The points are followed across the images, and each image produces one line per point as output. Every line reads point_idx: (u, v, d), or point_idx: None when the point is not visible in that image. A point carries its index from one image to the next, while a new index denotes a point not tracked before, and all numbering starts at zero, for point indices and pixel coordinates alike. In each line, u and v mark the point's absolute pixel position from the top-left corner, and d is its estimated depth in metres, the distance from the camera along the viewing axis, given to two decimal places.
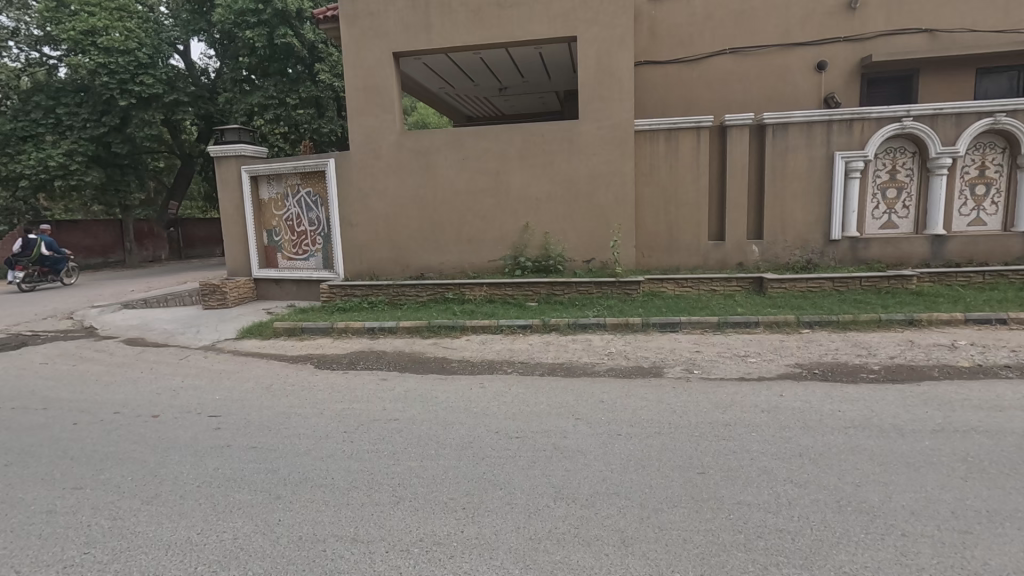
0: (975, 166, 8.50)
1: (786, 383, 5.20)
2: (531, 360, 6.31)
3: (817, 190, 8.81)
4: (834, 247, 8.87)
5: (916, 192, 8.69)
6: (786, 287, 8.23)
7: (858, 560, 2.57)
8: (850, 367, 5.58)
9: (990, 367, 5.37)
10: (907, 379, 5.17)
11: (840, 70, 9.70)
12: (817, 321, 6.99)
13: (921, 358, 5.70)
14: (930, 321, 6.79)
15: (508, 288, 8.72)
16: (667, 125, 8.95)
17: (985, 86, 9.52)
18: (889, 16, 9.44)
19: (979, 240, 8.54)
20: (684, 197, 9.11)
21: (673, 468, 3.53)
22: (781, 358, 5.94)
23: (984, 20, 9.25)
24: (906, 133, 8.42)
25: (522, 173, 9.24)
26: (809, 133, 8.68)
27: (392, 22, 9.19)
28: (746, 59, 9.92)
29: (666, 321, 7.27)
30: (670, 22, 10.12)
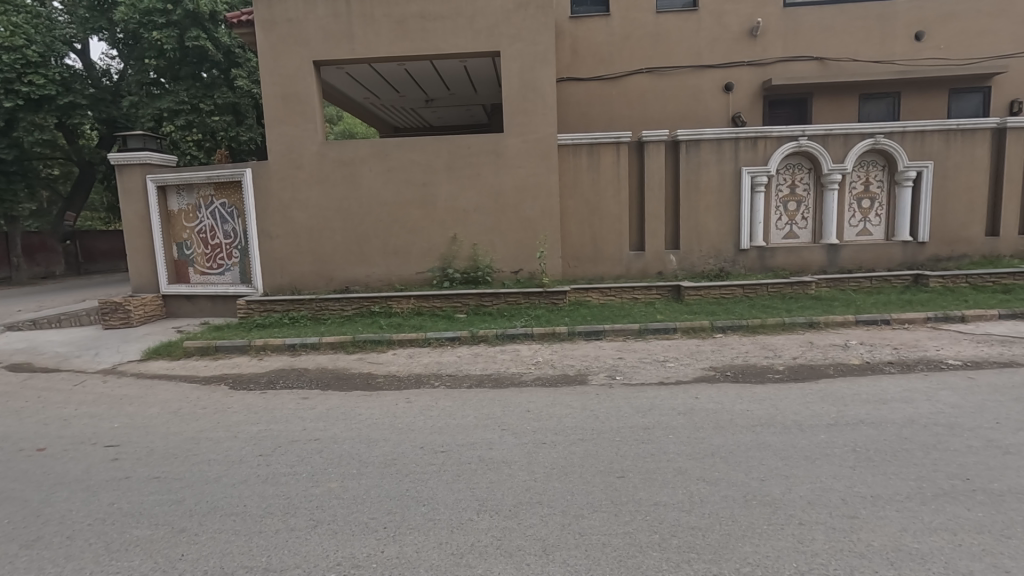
0: (861, 181, 9.38)
1: (701, 385, 5.49)
2: (459, 372, 6.29)
3: (727, 202, 9.41)
4: (744, 256, 9.50)
5: (813, 205, 9.48)
6: (702, 294, 8.72)
7: (761, 551, 2.74)
8: (758, 368, 5.98)
9: (877, 363, 5.93)
10: (807, 378, 5.60)
11: (744, 92, 10.46)
12: (729, 326, 7.44)
13: (818, 358, 6.20)
14: (827, 323, 7.40)
15: (436, 300, 8.66)
16: (588, 140, 9.27)
17: (867, 109, 10.52)
18: (785, 44, 10.29)
19: (866, 249, 9.42)
20: (607, 209, 9.44)
21: (595, 474, 3.62)
22: (696, 362, 6.27)
23: (866, 50, 10.26)
24: (802, 152, 9.17)
25: (449, 185, 9.24)
26: (718, 149, 9.26)
27: (311, 30, 8.95)
28: (661, 80, 10.48)
29: (591, 329, 7.49)
30: (590, 41, 10.51)
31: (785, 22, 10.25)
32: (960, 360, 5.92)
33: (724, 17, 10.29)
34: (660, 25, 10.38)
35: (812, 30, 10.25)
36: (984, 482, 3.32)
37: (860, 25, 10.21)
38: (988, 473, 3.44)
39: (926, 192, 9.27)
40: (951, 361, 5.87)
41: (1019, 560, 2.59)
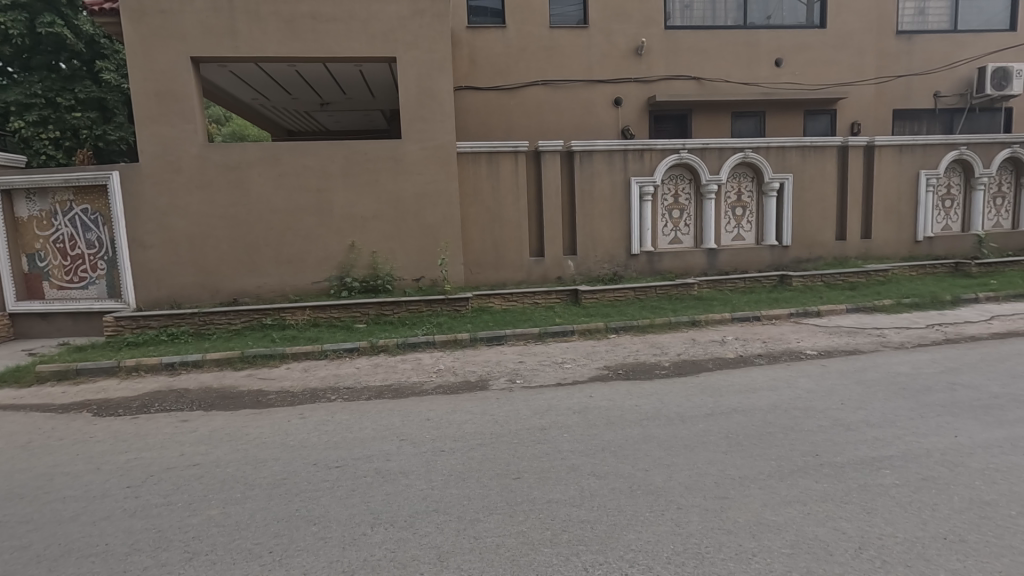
0: (734, 192, 10.33)
1: (596, 384, 5.77)
2: (358, 384, 6.10)
3: (619, 210, 9.95)
4: (635, 260, 10.09)
5: (694, 213, 10.29)
6: (598, 297, 9.16)
7: (643, 537, 2.93)
8: (647, 365, 6.39)
9: (748, 356, 6.57)
10: (690, 372, 6.06)
11: (632, 106, 11.14)
12: (622, 327, 7.87)
13: (700, 353, 6.75)
14: (708, 321, 8.07)
15: (333, 310, 8.35)
16: (487, 149, 9.40)
17: (738, 126, 11.58)
18: (666, 63, 11.10)
19: (740, 252, 10.38)
20: (507, 216, 9.63)
21: (492, 477, 3.68)
22: (592, 362, 6.58)
23: (735, 73, 11.32)
24: (683, 163, 9.94)
25: (346, 191, 8.96)
26: (609, 160, 9.78)
27: (188, 23, 8.32)
28: (555, 92, 10.90)
29: (493, 335, 7.60)
30: (487, 51, 10.69)
31: (667, 43, 11.06)
32: (815, 350, 6.69)
33: (612, 35, 10.91)
34: (554, 39, 10.79)
35: (689, 52, 11.14)
36: (830, 456, 3.79)
37: (730, 50, 11.25)
38: (833, 448, 3.92)
39: (788, 202, 10.38)
40: (808, 351, 6.63)
41: (854, 521, 2.99)
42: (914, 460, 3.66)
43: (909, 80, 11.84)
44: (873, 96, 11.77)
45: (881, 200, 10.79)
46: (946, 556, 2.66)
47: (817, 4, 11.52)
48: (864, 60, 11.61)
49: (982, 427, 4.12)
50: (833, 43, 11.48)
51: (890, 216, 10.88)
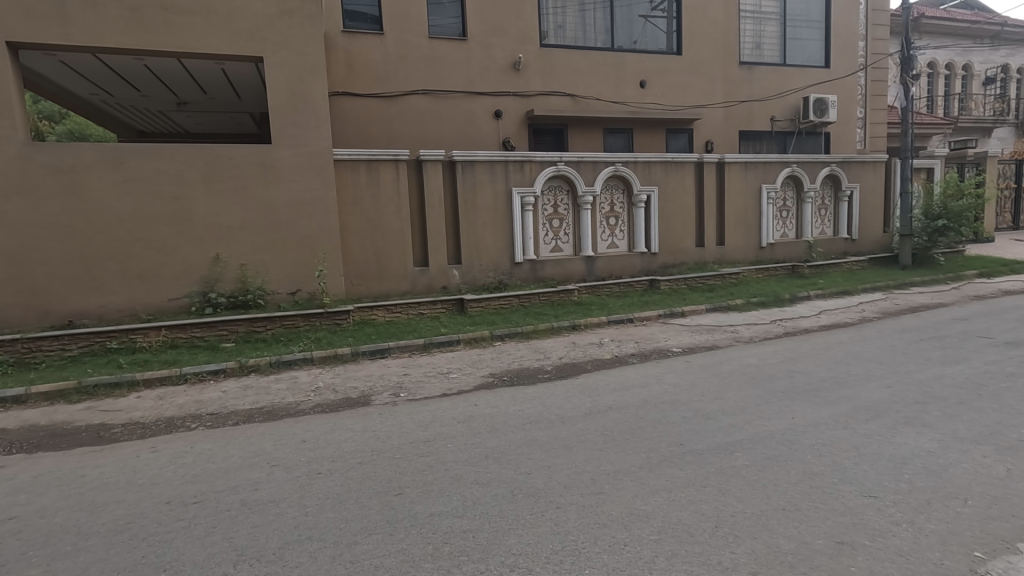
0: (607, 203, 11.00)
1: (482, 392, 5.79)
2: (225, 410, 5.57)
3: (502, 219, 10.15)
4: (518, 268, 10.35)
5: (572, 222, 10.77)
6: (483, 305, 9.26)
7: (524, 540, 2.97)
8: (530, 370, 6.55)
9: (623, 356, 7.00)
10: (570, 375, 6.32)
11: (511, 119, 11.46)
12: (507, 334, 8.02)
13: (579, 356, 7.07)
14: (587, 325, 8.50)
15: (195, 329, 7.58)
16: (366, 156, 9.13)
17: (610, 142, 12.36)
18: (543, 79, 11.58)
19: (615, 260, 11.06)
20: (389, 226, 9.40)
21: (371, 496, 3.53)
22: (478, 370, 6.61)
23: (606, 92, 12.10)
24: (561, 175, 10.40)
25: (209, 199, 8.22)
26: (491, 170, 9.96)
27: (3, 3, 7.16)
28: (436, 102, 10.89)
29: (375, 348, 7.36)
30: (364, 57, 10.41)
31: (543, 60, 11.54)
32: (681, 347, 7.30)
33: (490, 49, 11.16)
34: (434, 49, 10.79)
35: (564, 70, 11.72)
36: (691, 444, 4.13)
37: (601, 70, 12.01)
38: (694, 436, 4.28)
39: (655, 212, 11.24)
40: (674, 349, 7.22)
41: (711, 502, 3.27)
42: (760, 441, 4.11)
43: (751, 105, 13.42)
44: (723, 118, 13.18)
45: (732, 211, 12.08)
46: (785, 524, 3.00)
47: (673, 33, 12.70)
48: (714, 86, 12.97)
49: (813, 408, 4.73)
50: (689, 69, 12.71)
51: (739, 226, 12.21)
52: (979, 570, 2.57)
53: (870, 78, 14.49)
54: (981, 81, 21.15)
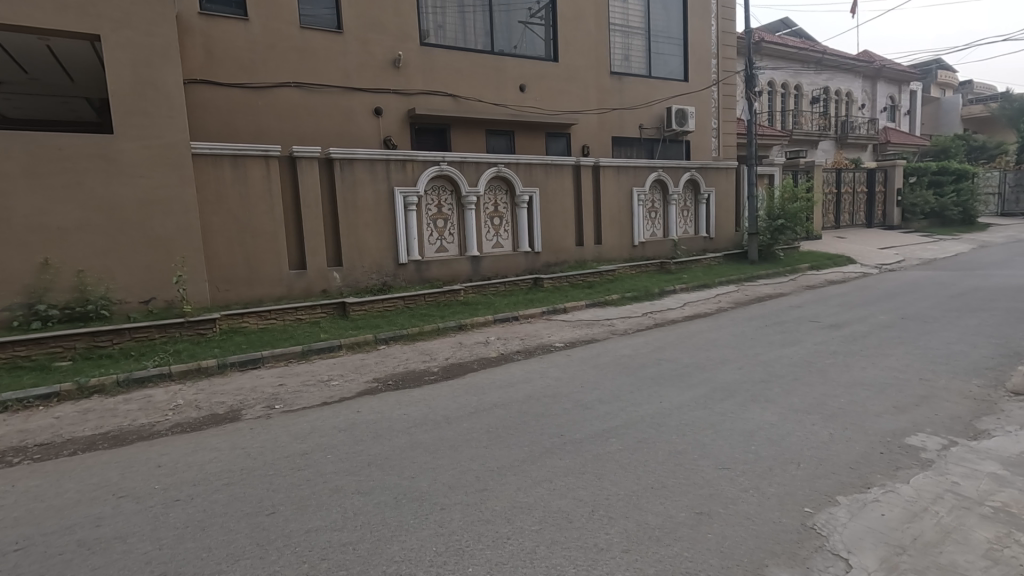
0: (491, 203, 11.14)
1: (365, 398, 5.59)
2: (58, 438, 4.83)
3: (384, 219, 9.88)
4: (403, 269, 10.14)
5: (456, 223, 10.78)
6: (366, 308, 8.97)
7: (407, 545, 2.92)
8: (416, 372, 6.45)
9: (509, 353, 7.14)
10: (457, 375, 6.32)
11: (392, 117, 11.19)
12: (391, 337, 7.83)
13: (466, 355, 7.10)
14: (473, 324, 8.56)
15: (19, 347, 6.50)
16: (230, 151, 8.41)
17: (492, 143, 12.53)
18: (423, 78, 11.45)
19: (500, 259, 11.24)
20: (259, 226, 8.74)
21: (239, 519, 3.26)
22: (361, 376, 6.37)
23: (487, 94, 12.25)
24: (444, 175, 10.37)
25: (33, 195, 7.08)
26: (371, 168, 9.65)
27: None
28: (310, 96, 10.32)
29: (246, 358, 6.81)
30: (227, 43, 9.59)
31: (423, 59, 11.41)
32: (562, 342, 7.61)
33: (368, 44, 10.81)
34: (306, 41, 10.22)
35: (445, 70, 11.68)
36: (571, 434, 4.31)
37: (481, 72, 12.14)
38: (573, 426, 4.48)
39: (536, 212, 11.61)
40: (556, 344, 7.51)
41: (588, 488, 3.45)
42: (632, 426, 4.40)
43: (622, 113, 14.32)
44: (597, 124, 13.94)
45: (608, 212, 12.82)
46: (653, 501, 3.24)
47: (550, 41, 13.20)
48: (589, 93, 13.68)
49: (677, 392, 5.16)
50: (565, 76, 13.27)
51: (614, 225, 13.00)
52: (807, 523, 2.95)
53: (722, 93, 16.13)
54: (809, 100, 24.45)
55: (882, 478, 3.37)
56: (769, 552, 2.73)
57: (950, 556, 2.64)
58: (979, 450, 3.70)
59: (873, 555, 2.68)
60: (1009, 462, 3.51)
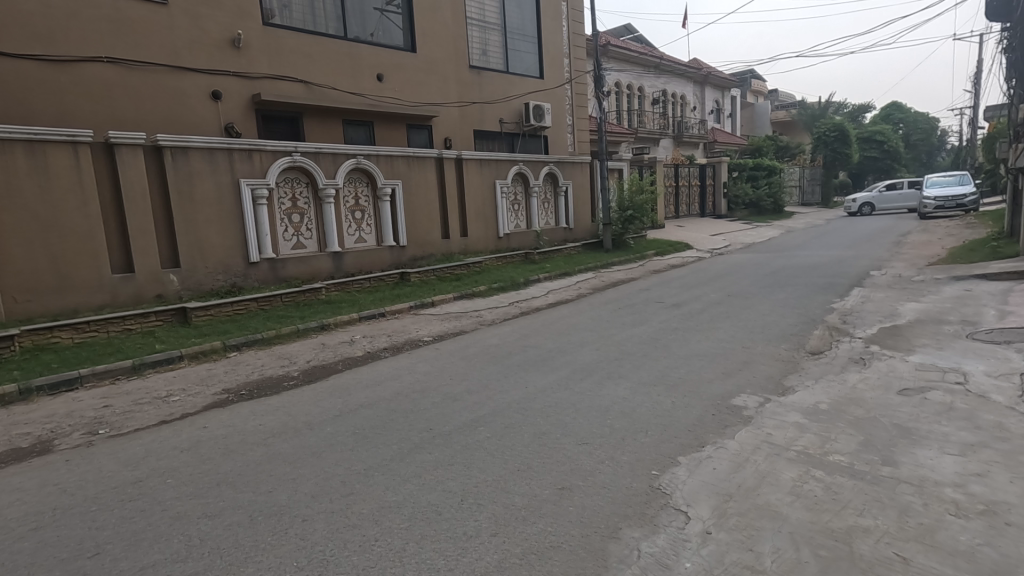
0: (351, 196, 10.68)
1: (213, 412, 5.08)
2: None
3: (229, 215, 9.00)
4: (255, 269, 9.33)
5: (314, 217, 10.16)
6: (211, 313, 8.13)
7: (265, 565, 2.71)
8: (274, 379, 5.99)
9: (375, 351, 6.92)
10: (319, 378, 5.97)
11: (234, 102, 10.20)
12: (243, 342, 7.20)
13: (329, 356, 6.74)
14: (336, 324, 8.17)
15: None
16: (25, 135, 7.08)
17: (350, 133, 11.97)
18: (269, 61, 10.58)
19: (363, 254, 10.83)
20: (70, 224, 7.49)
21: (52, 568, 2.78)
22: (209, 388, 5.76)
23: (342, 81, 11.66)
24: (298, 166, 9.71)
25: None
26: (210, 158, 8.73)
27: None
28: (130, 74, 9.02)
29: (59, 378, 5.82)
30: (13, 5, 8.01)
31: (267, 41, 10.54)
32: (431, 336, 7.55)
33: (200, 20, 9.71)
34: (121, 10, 8.88)
35: (293, 54, 10.90)
36: (440, 427, 4.30)
37: (334, 58, 11.52)
38: (442, 419, 4.48)
39: (400, 206, 11.35)
40: (425, 338, 7.44)
41: (458, 478, 3.47)
42: (500, 413, 4.51)
43: (483, 107, 14.49)
44: (458, 117, 13.96)
45: (472, 204, 12.95)
46: (520, 483, 3.36)
47: (407, 31, 12.92)
48: (449, 86, 13.63)
49: (541, 376, 5.39)
50: (424, 67, 13.08)
51: (479, 217, 13.17)
52: (654, 484, 3.27)
53: (576, 91, 17.03)
54: (650, 101, 26.80)
55: (714, 437, 3.83)
56: (624, 516, 2.96)
57: (766, 496, 3.08)
58: (786, 404, 4.37)
59: (707, 505, 3.03)
60: (807, 412, 4.19)
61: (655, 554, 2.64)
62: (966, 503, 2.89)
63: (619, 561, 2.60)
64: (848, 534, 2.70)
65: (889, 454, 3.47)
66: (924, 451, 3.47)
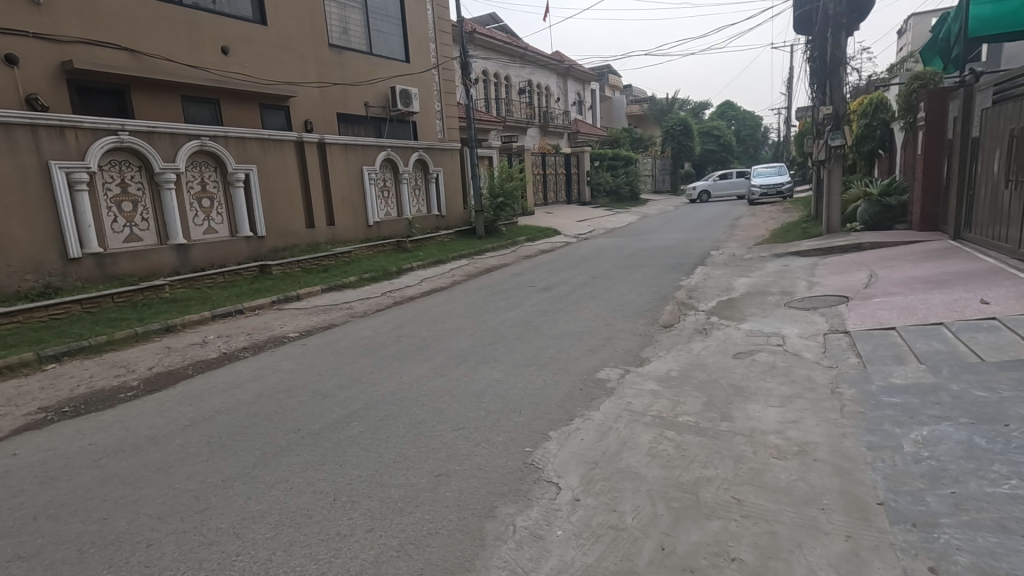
0: (196, 181, 9.61)
1: (24, 437, 4.29)
2: None
3: (39, 203, 7.64)
4: (76, 266, 8.03)
5: (150, 206, 8.99)
6: (20, 320, 6.89)
7: None
8: (108, 391, 5.22)
9: (233, 352, 6.32)
10: (165, 386, 5.32)
11: (36, 69, 8.61)
12: (65, 352, 6.19)
13: (177, 361, 6.03)
14: (184, 324, 7.33)
15: None
16: None
17: (191, 111, 10.71)
18: (81, 23, 9.07)
19: (214, 246, 9.82)
20: None
21: None
22: (19, 408, 4.86)
23: (177, 51, 10.36)
24: (126, 147, 8.49)
25: None
26: (7, 136, 7.31)
27: None
28: None
29: None
30: None
31: None
32: (297, 332, 7.08)
33: None
34: None
35: (113, 16, 9.45)
36: (310, 427, 4.07)
37: (167, 25, 10.20)
38: (311, 418, 4.23)
39: (255, 192, 10.45)
40: (290, 334, 6.95)
41: (328, 478, 3.31)
42: (374, 406, 4.38)
43: (345, 89, 13.76)
44: (318, 98, 13.12)
45: (338, 191, 12.31)
46: (395, 474, 3.30)
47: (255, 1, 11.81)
48: (306, 64, 12.73)
49: (416, 366, 5.31)
50: (277, 42, 12.08)
51: (346, 205, 12.56)
52: (527, 460, 3.39)
53: (443, 77, 16.84)
54: (517, 90, 27.42)
55: (581, 409, 4.07)
56: (500, 495, 3.03)
57: (627, 459, 3.35)
58: (643, 373, 4.78)
59: (576, 474, 3.22)
60: (661, 379, 4.61)
61: (529, 527, 2.75)
62: (784, 446, 3.39)
63: (495, 538, 2.66)
64: (695, 485, 3.03)
65: (727, 411, 3.94)
66: (753, 406, 4.00)
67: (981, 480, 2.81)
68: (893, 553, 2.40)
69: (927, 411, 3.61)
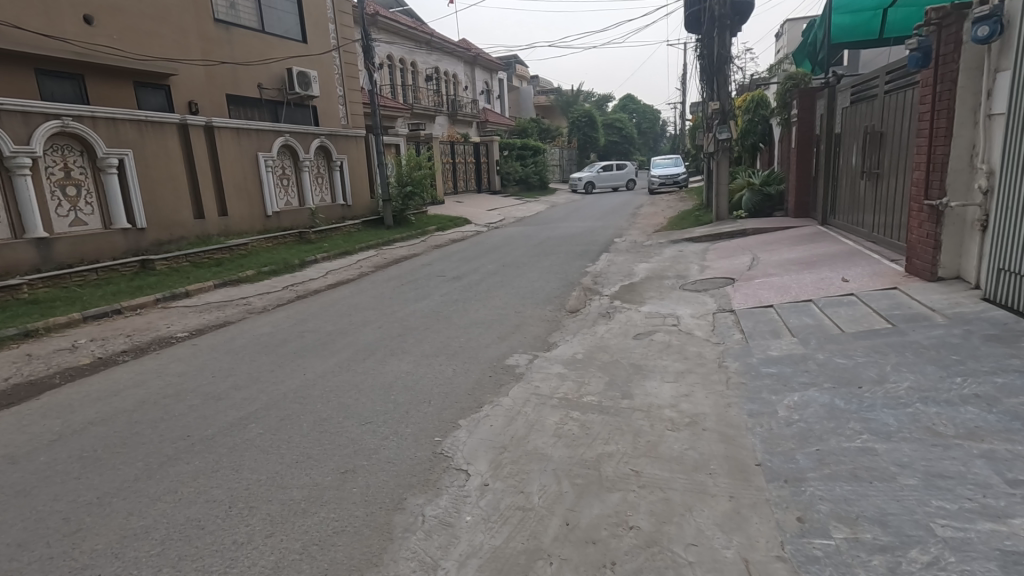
0: (58, 167, 8.55)
1: None
2: None
3: None
4: None
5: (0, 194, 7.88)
6: None
7: None
8: None
9: (109, 356, 5.71)
10: (25, 398, 4.70)
11: None
12: None
13: (40, 369, 5.36)
14: (48, 328, 6.52)
15: None
16: None
17: (48, 87, 9.47)
18: None
19: (84, 239, 8.81)
20: None
21: None
22: None
23: (28, 19, 9.08)
24: None
25: None
26: None
27: None
28: None
29: None
30: None
31: None
32: (186, 331, 6.53)
33: None
34: None
35: None
36: (201, 432, 3.78)
37: None
38: (203, 423, 3.93)
39: (132, 180, 9.47)
40: (178, 334, 6.40)
41: (223, 484, 3.10)
42: (274, 406, 4.15)
43: (235, 68, 12.76)
44: (204, 78, 12.07)
45: (230, 179, 11.44)
46: (298, 474, 3.16)
47: None
48: (188, 40, 11.65)
49: (320, 361, 5.10)
50: (151, 13, 10.94)
51: (240, 194, 11.72)
52: (437, 450, 3.38)
53: (345, 60, 16.10)
54: (424, 77, 26.90)
55: (490, 396, 4.12)
56: (410, 487, 3.00)
57: (534, 441, 3.44)
58: (551, 358, 4.91)
59: (484, 460, 3.25)
60: (567, 363, 4.76)
61: (438, 515, 2.75)
62: (678, 418, 3.64)
63: (404, 530, 2.64)
64: (597, 461, 3.18)
65: (627, 389, 4.16)
66: (650, 383, 4.25)
67: (840, 437, 3.18)
68: (769, 508, 2.66)
69: (798, 378, 4.03)
